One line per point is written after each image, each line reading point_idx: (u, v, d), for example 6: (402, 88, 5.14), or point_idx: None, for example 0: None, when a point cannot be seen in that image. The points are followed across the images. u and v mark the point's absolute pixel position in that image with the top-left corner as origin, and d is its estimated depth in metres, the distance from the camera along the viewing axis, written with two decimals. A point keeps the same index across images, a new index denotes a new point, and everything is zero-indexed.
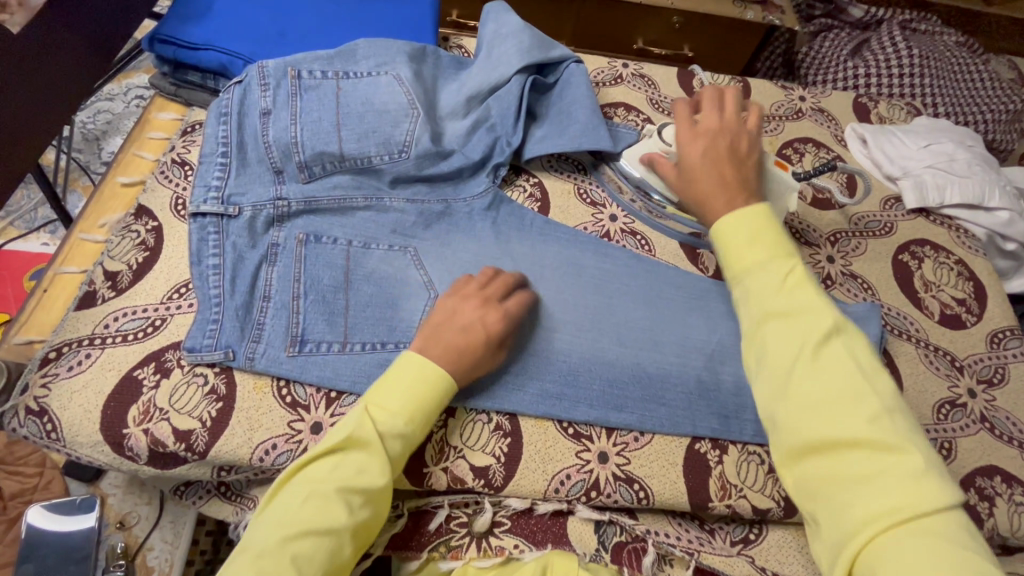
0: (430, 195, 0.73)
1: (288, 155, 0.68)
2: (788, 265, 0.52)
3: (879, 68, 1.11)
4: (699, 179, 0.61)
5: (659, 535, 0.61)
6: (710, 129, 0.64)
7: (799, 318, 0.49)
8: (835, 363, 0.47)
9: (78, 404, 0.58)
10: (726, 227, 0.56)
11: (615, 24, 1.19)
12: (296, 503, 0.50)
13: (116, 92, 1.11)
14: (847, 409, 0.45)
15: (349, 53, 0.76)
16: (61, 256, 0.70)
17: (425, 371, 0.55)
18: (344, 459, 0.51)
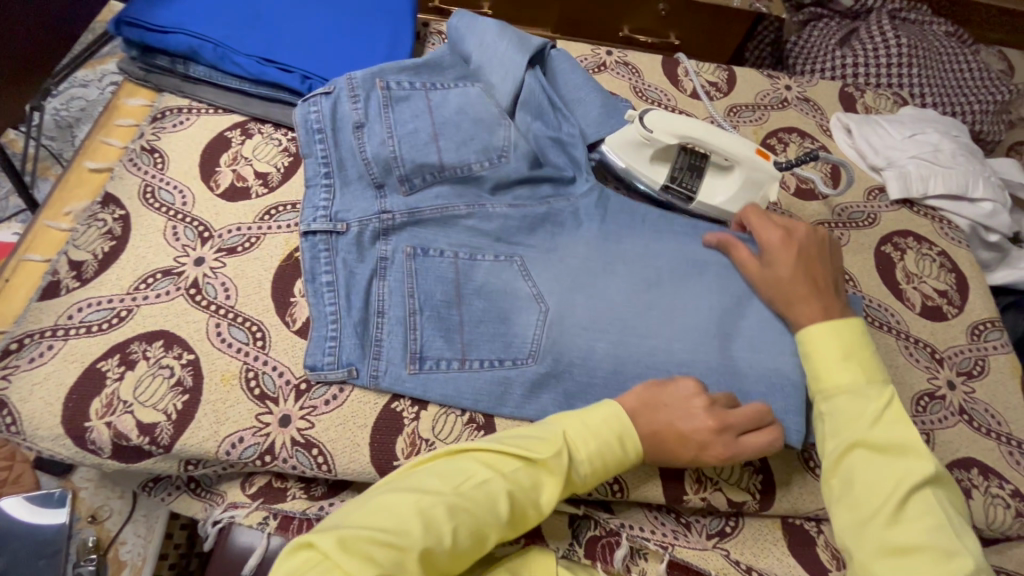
0: (532, 198, 0.71)
1: (388, 170, 0.68)
2: (882, 391, 0.54)
3: (867, 58, 1.10)
4: (785, 285, 0.62)
5: (633, 531, 0.60)
6: (799, 239, 0.64)
7: (893, 457, 0.51)
8: (922, 511, 0.48)
9: (38, 397, 0.57)
10: (817, 335, 0.58)
11: (601, 11, 1.17)
12: (507, 475, 0.50)
13: (90, 78, 1.08)
14: (936, 558, 0.46)
15: (434, 64, 0.76)
16: (24, 245, 0.68)
17: (621, 427, 0.53)
18: (543, 471, 0.51)
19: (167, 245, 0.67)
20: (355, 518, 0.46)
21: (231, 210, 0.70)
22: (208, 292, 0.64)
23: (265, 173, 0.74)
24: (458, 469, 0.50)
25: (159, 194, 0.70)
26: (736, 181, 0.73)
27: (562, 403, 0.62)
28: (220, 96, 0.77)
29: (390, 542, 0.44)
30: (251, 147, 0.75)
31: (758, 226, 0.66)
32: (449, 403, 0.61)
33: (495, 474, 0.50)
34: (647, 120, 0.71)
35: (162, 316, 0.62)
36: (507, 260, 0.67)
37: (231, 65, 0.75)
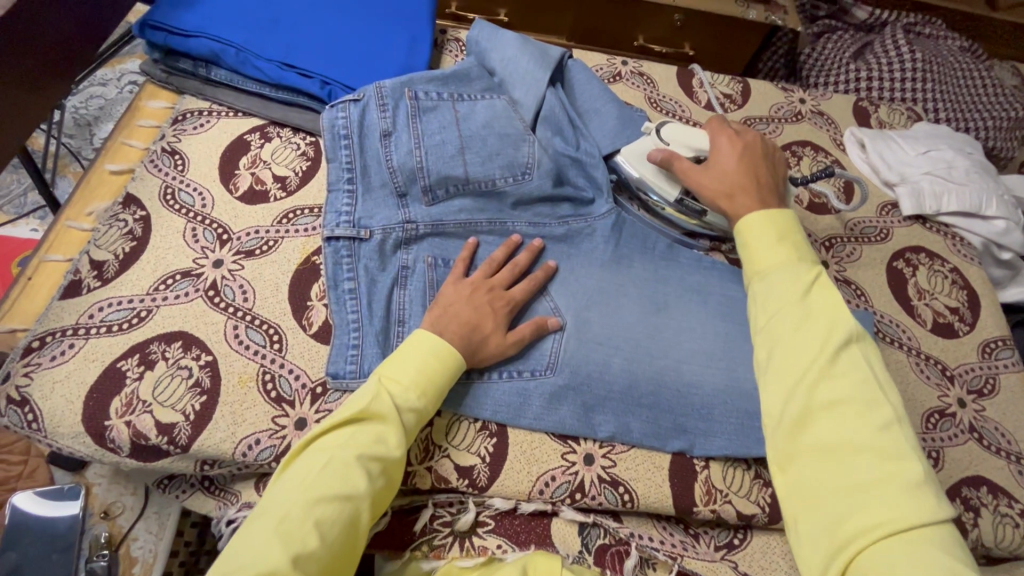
0: (552, 216, 0.74)
1: (413, 179, 0.70)
2: (810, 268, 0.53)
3: (881, 72, 1.11)
4: (732, 177, 0.65)
5: (643, 539, 0.61)
6: (748, 141, 0.69)
7: (828, 321, 0.49)
8: (852, 367, 0.47)
9: (59, 395, 0.57)
10: (752, 224, 0.58)
11: (617, 21, 1.17)
12: (346, 451, 0.50)
13: (109, 77, 1.09)
14: (858, 411, 0.45)
15: (461, 75, 0.78)
16: (46, 244, 0.69)
17: (448, 351, 0.57)
18: (381, 427, 0.53)
19: (187, 246, 0.68)
20: (233, 559, 0.44)
21: (249, 213, 0.71)
22: (226, 294, 0.65)
23: (283, 176, 0.74)
24: (295, 473, 0.50)
25: (180, 195, 0.71)
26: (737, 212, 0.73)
27: (580, 416, 0.62)
28: (240, 100, 0.78)
29: (303, 552, 0.45)
30: (270, 151, 0.76)
31: (717, 130, 0.70)
32: (465, 410, 0.61)
33: (339, 461, 0.50)
34: (666, 133, 0.72)
35: (182, 317, 0.63)
36: None
37: (253, 70, 0.76)
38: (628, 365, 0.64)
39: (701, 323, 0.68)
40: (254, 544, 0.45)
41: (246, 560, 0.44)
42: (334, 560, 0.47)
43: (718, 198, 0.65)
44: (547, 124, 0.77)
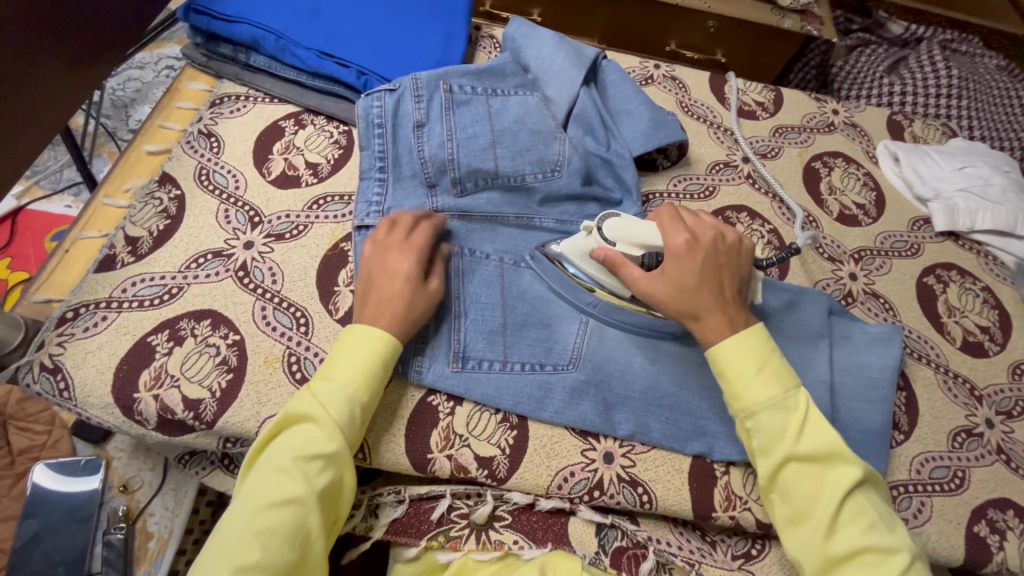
0: (579, 215, 0.74)
1: (443, 171, 0.70)
2: (796, 396, 0.54)
3: (915, 87, 1.09)
4: (696, 296, 0.56)
5: (660, 544, 0.61)
6: (705, 244, 0.58)
7: (826, 466, 0.52)
8: (857, 514, 0.50)
9: (91, 365, 0.58)
10: (731, 353, 0.55)
11: (649, 26, 1.17)
12: (285, 457, 0.50)
13: (147, 61, 1.11)
14: (876, 560, 0.49)
15: (496, 71, 0.78)
16: (83, 219, 0.71)
17: (381, 339, 0.56)
18: (314, 427, 0.52)
19: (219, 226, 0.69)
20: None
21: (281, 198, 0.72)
22: (256, 276, 0.66)
23: (316, 163, 0.75)
24: (245, 485, 0.51)
25: (214, 176, 0.72)
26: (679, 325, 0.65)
27: (601, 414, 0.62)
28: (277, 86, 0.79)
29: (247, 565, 0.46)
30: (303, 137, 0.77)
31: (668, 228, 0.59)
32: (486, 402, 0.61)
33: (281, 468, 0.50)
34: (611, 231, 0.60)
35: (212, 296, 0.64)
36: None
37: (291, 57, 0.77)
38: (650, 365, 0.64)
39: None
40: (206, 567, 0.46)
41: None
42: (290, 564, 0.48)
43: (685, 318, 0.57)
44: (578, 123, 0.77)
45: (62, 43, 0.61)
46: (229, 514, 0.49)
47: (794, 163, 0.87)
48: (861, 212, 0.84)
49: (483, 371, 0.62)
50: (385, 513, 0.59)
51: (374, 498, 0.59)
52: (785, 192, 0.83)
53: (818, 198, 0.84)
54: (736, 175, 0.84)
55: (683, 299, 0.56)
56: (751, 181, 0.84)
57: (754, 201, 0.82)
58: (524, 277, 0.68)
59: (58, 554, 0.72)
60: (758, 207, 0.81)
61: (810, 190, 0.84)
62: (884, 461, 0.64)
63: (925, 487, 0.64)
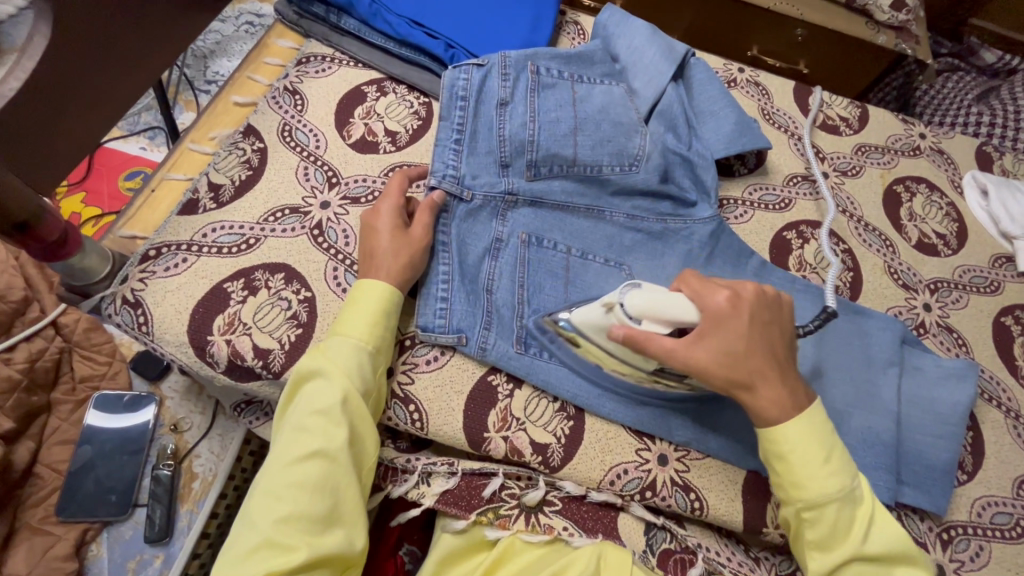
0: (652, 212, 0.73)
1: (521, 152, 0.69)
2: (862, 488, 0.53)
3: (1006, 120, 1.05)
4: (748, 363, 0.51)
5: (709, 552, 0.58)
6: (748, 300, 0.53)
7: (889, 566, 0.51)
8: None
9: (169, 304, 0.60)
10: (795, 438, 0.52)
11: (733, 28, 1.14)
12: (304, 412, 0.52)
13: (229, 15, 1.13)
14: None
15: (584, 57, 0.77)
16: (169, 162, 0.73)
17: (383, 290, 0.58)
18: (326, 380, 0.53)
19: (298, 183, 0.70)
20: (236, 542, 0.48)
21: (359, 161, 0.72)
22: (329, 236, 0.67)
23: (394, 132, 0.75)
24: (272, 447, 0.53)
25: (296, 134, 0.73)
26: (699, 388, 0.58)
27: (658, 416, 0.61)
28: (363, 50, 0.79)
29: (284, 516, 0.47)
30: (384, 105, 0.77)
31: (700, 290, 0.53)
32: (546, 388, 0.61)
33: (303, 422, 0.52)
34: (636, 305, 0.51)
35: (287, 250, 0.65)
36: (615, 266, 0.70)
37: (382, 23, 0.77)
38: None
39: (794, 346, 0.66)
40: (247, 523, 0.48)
41: (245, 536, 0.48)
42: (326, 511, 0.49)
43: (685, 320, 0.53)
44: (660, 118, 0.75)
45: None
46: (261, 477, 0.50)
47: (875, 184, 0.84)
48: (942, 243, 0.81)
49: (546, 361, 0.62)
50: (437, 483, 0.59)
51: (426, 467, 0.59)
52: (862, 212, 0.81)
53: (897, 223, 0.81)
54: (814, 189, 0.82)
55: (737, 369, 0.51)
56: (828, 198, 0.81)
57: (831, 218, 0.79)
58: (589, 271, 0.68)
59: (109, 482, 0.75)
60: (834, 224, 0.79)
61: (890, 213, 0.82)
62: (945, 499, 0.62)
63: (984, 532, 0.62)
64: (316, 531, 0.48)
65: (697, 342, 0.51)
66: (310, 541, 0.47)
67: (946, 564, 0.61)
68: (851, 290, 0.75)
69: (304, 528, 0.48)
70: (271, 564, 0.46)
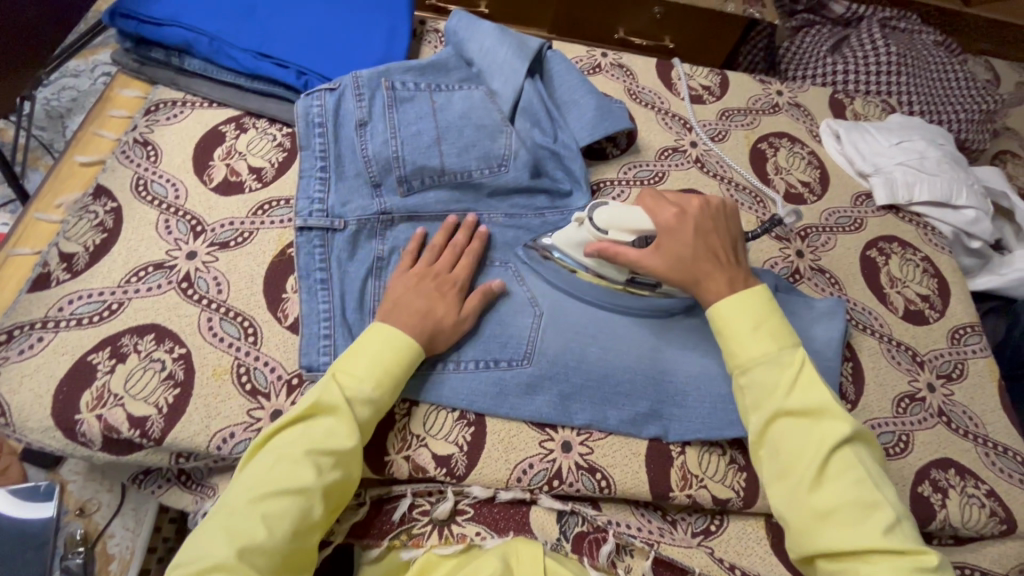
0: (528, 208, 0.74)
1: (388, 169, 0.69)
2: (792, 355, 0.56)
3: (857, 66, 1.13)
4: (696, 265, 0.59)
5: (621, 527, 0.62)
6: (693, 214, 0.62)
7: (817, 419, 0.53)
8: (845, 467, 0.51)
9: (28, 389, 0.56)
10: (727, 312, 0.58)
11: (598, 13, 1.17)
12: (302, 445, 0.51)
13: (81, 68, 1.07)
14: (859, 516, 0.49)
15: (439, 66, 0.77)
16: (15, 237, 0.68)
17: (396, 339, 0.56)
18: (335, 420, 0.52)
19: (160, 238, 0.67)
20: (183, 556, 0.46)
21: (224, 204, 0.70)
22: (199, 286, 0.64)
23: (259, 168, 0.73)
24: (249, 467, 0.50)
25: (152, 187, 0.70)
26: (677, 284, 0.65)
27: (557, 404, 0.62)
28: (215, 90, 0.77)
29: (251, 545, 0.46)
30: (245, 142, 0.75)
31: (654, 207, 0.62)
32: (442, 400, 0.61)
33: (293, 455, 0.50)
34: (602, 221, 0.61)
35: (154, 309, 0.62)
36: (501, 264, 0.69)
37: (227, 59, 0.75)
38: (604, 355, 0.65)
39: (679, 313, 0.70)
40: (201, 540, 0.46)
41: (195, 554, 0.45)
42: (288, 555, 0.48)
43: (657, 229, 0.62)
44: (524, 114, 0.76)
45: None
46: (223, 505, 0.48)
47: (741, 146, 0.88)
48: (806, 190, 0.86)
49: (444, 379, 0.62)
50: (346, 518, 0.59)
51: None
52: (732, 173, 0.85)
53: (764, 177, 0.86)
54: (685, 158, 0.85)
55: (685, 270, 0.59)
56: (699, 164, 0.85)
57: (703, 185, 0.83)
58: (475, 274, 0.68)
59: None
60: (706, 189, 0.83)
61: (757, 170, 0.86)
62: None
63: None
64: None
65: (654, 248, 0.60)
66: None
67: None
68: None
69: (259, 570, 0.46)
70: None
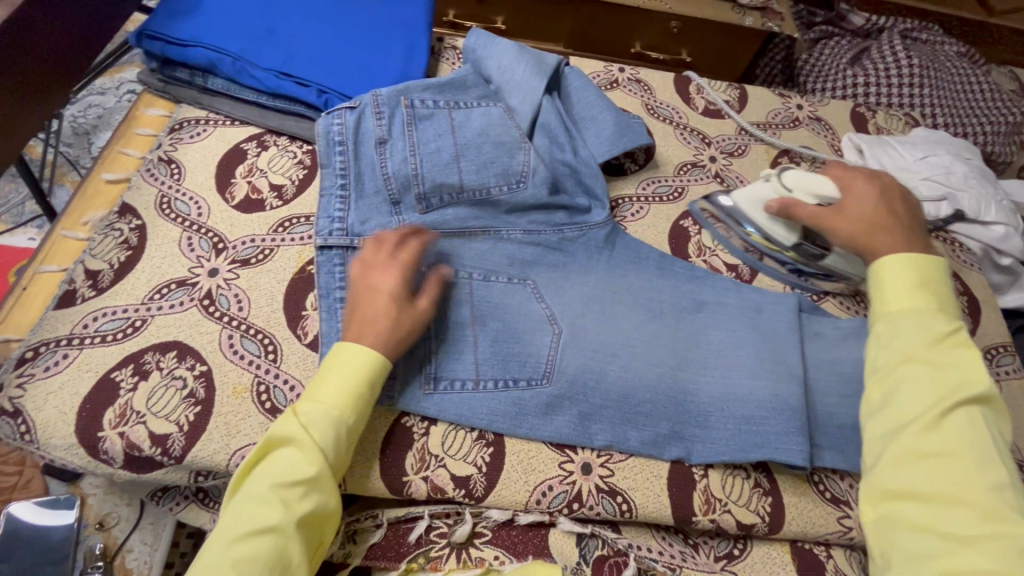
0: (547, 225, 0.73)
1: (407, 187, 0.69)
2: (944, 321, 0.52)
3: (878, 78, 1.11)
4: (874, 222, 0.62)
5: (642, 551, 0.60)
6: (892, 183, 0.67)
7: (957, 375, 0.49)
8: (961, 425, 0.47)
9: (53, 406, 0.57)
10: (890, 264, 0.56)
11: (615, 28, 1.18)
12: (269, 482, 0.50)
13: (107, 86, 1.10)
14: (962, 469, 0.45)
15: (459, 83, 0.77)
16: (42, 254, 0.70)
17: (357, 356, 0.55)
18: (296, 451, 0.51)
19: (182, 255, 0.68)
20: None
21: (245, 222, 0.71)
22: (221, 303, 0.65)
23: (280, 185, 0.74)
24: (225, 513, 0.50)
25: (176, 205, 0.71)
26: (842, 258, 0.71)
27: (576, 425, 0.61)
28: (238, 108, 0.78)
29: None
30: (267, 159, 0.76)
31: (843, 176, 0.68)
32: (460, 421, 0.60)
33: (262, 495, 0.49)
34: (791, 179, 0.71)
35: (177, 327, 0.63)
36: (520, 282, 0.69)
37: (250, 79, 0.76)
38: (623, 374, 0.64)
39: (700, 332, 0.69)
40: None
41: None
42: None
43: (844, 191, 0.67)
44: (542, 131, 0.76)
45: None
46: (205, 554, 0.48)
47: (761, 160, 0.88)
48: None
49: (463, 399, 0.61)
50: (364, 538, 0.59)
51: (351, 524, 0.59)
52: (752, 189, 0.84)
53: None
54: (704, 173, 0.85)
55: (864, 226, 0.62)
56: (719, 180, 0.84)
57: None
58: (494, 291, 0.67)
59: None
60: None
61: None
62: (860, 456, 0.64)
63: None
64: None
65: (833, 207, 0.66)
66: None
67: None
68: (750, 268, 0.77)
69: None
70: None
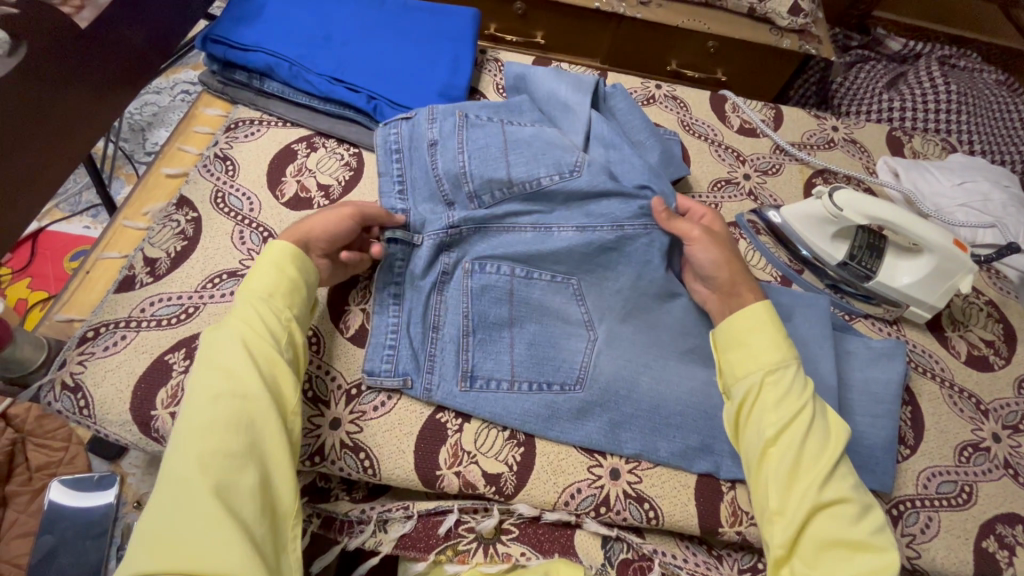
0: (602, 219, 0.69)
1: (457, 185, 0.70)
2: (799, 372, 0.58)
3: (914, 103, 1.12)
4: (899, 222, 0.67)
5: (666, 557, 0.61)
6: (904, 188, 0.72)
7: (824, 427, 0.56)
8: (845, 472, 0.54)
9: (110, 383, 0.60)
10: (751, 315, 0.61)
11: (651, 46, 1.20)
12: (212, 365, 0.51)
13: (163, 86, 1.16)
14: (856, 514, 0.51)
15: (514, 106, 0.80)
16: (105, 241, 0.74)
17: (277, 247, 0.59)
18: (230, 330, 0.53)
19: (234, 247, 0.71)
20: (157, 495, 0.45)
21: (293, 219, 0.74)
22: None
23: (327, 185, 0.77)
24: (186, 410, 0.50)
25: (229, 200, 0.75)
26: (927, 264, 0.71)
27: (606, 431, 0.63)
28: (291, 111, 0.82)
29: (199, 454, 0.45)
30: (315, 160, 0.79)
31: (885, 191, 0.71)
32: (494, 418, 0.62)
33: (207, 374, 0.50)
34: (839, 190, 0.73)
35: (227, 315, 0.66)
36: (564, 281, 0.69)
37: (304, 83, 0.80)
38: (654, 383, 0.65)
39: None
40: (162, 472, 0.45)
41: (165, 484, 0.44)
42: (243, 445, 0.47)
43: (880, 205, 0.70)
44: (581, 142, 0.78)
45: (73, 57, 0.63)
46: (174, 436, 0.47)
47: (795, 180, 0.88)
48: None
49: (496, 399, 0.63)
50: (394, 528, 0.61)
51: (383, 514, 0.61)
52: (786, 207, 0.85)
53: None
54: (738, 190, 0.86)
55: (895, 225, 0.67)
56: (752, 197, 0.85)
57: None
58: (536, 289, 0.68)
59: None
60: None
61: None
62: (890, 477, 0.63)
63: (932, 502, 0.64)
64: (233, 466, 0.45)
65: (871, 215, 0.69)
66: (225, 474, 0.45)
67: (900, 540, 0.62)
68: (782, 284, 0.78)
69: (221, 468, 0.45)
70: (185, 494, 0.43)
